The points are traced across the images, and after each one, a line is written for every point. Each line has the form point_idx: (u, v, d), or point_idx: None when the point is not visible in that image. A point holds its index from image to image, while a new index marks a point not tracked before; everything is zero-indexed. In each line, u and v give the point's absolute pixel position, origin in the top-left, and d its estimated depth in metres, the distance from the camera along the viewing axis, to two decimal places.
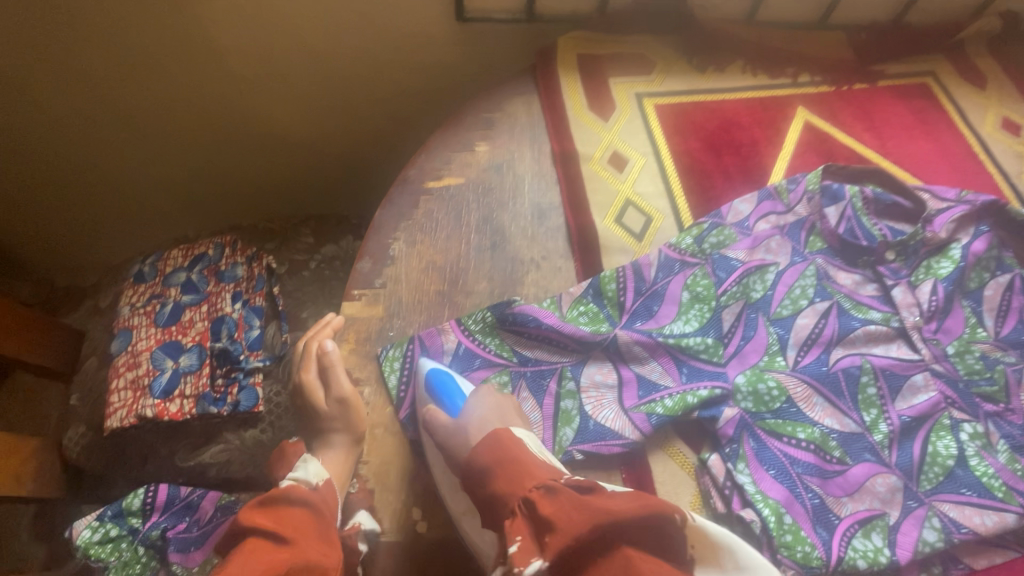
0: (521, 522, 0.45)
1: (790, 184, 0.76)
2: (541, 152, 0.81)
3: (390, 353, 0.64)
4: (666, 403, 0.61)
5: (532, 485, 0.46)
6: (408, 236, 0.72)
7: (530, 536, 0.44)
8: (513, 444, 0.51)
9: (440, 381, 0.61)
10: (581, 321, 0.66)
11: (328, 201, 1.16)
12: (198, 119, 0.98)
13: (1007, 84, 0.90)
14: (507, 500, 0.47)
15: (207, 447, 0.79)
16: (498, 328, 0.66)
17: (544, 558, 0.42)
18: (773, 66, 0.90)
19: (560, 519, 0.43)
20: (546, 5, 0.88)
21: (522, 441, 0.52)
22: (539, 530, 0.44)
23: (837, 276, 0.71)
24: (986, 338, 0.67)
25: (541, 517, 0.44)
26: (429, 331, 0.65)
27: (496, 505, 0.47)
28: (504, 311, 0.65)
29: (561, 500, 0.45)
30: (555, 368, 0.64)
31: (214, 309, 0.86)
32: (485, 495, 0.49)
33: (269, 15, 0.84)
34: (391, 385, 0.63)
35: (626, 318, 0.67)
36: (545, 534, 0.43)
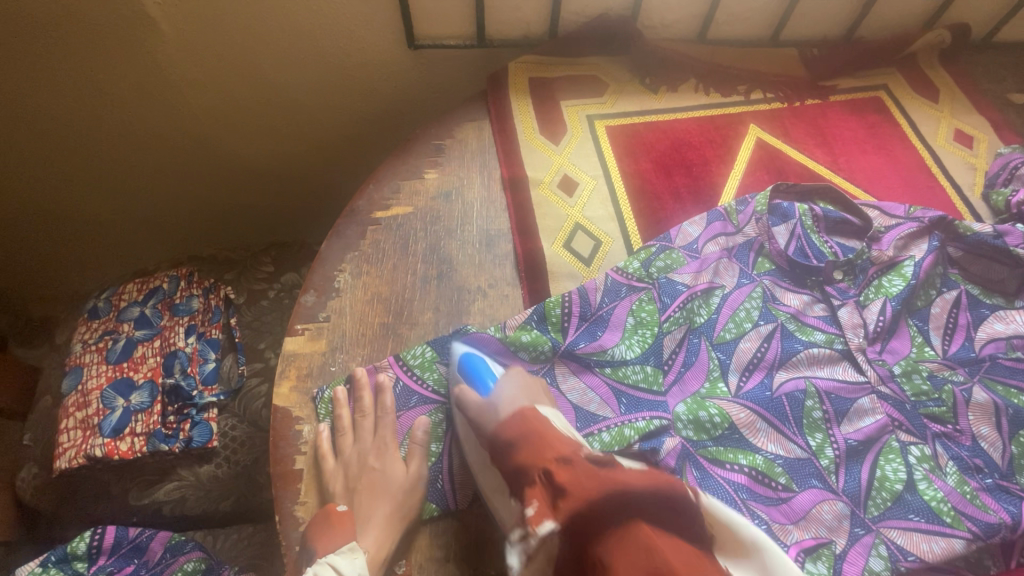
0: (540, 488, 0.47)
1: (739, 205, 0.76)
2: (490, 178, 0.80)
3: (325, 394, 0.63)
4: (604, 437, 0.60)
5: (552, 456, 0.49)
6: (354, 267, 0.72)
7: (545, 501, 0.46)
8: (536, 419, 0.55)
9: (472, 364, 0.62)
10: (523, 341, 0.65)
11: (292, 227, 1.16)
12: (157, 150, 0.98)
13: (958, 96, 0.90)
14: (529, 469, 0.49)
15: (161, 485, 0.78)
16: (437, 363, 0.65)
17: (555, 520, 0.45)
18: (725, 83, 0.90)
19: (571, 486, 0.46)
20: (496, 29, 0.88)
21: (547, 417, 0.55)
22: (554, 496, 0.46)
23: (785, 298, 0.71)
24: (934, 357, 0.67)
25: (556, 483, 0.47)
26: (367, 369, 0.64)
27: (521, 476, 0.50)
28: (443, 343, 0.66)
29: (576, 469, 0.47)
30: None
31: (167, 344, 0.85)
32: (512, 465, 0.51)
33: (223, 47, 0.84)
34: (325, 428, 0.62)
35: (570, 340, 0.67)
36: (558, 500, 0.46)
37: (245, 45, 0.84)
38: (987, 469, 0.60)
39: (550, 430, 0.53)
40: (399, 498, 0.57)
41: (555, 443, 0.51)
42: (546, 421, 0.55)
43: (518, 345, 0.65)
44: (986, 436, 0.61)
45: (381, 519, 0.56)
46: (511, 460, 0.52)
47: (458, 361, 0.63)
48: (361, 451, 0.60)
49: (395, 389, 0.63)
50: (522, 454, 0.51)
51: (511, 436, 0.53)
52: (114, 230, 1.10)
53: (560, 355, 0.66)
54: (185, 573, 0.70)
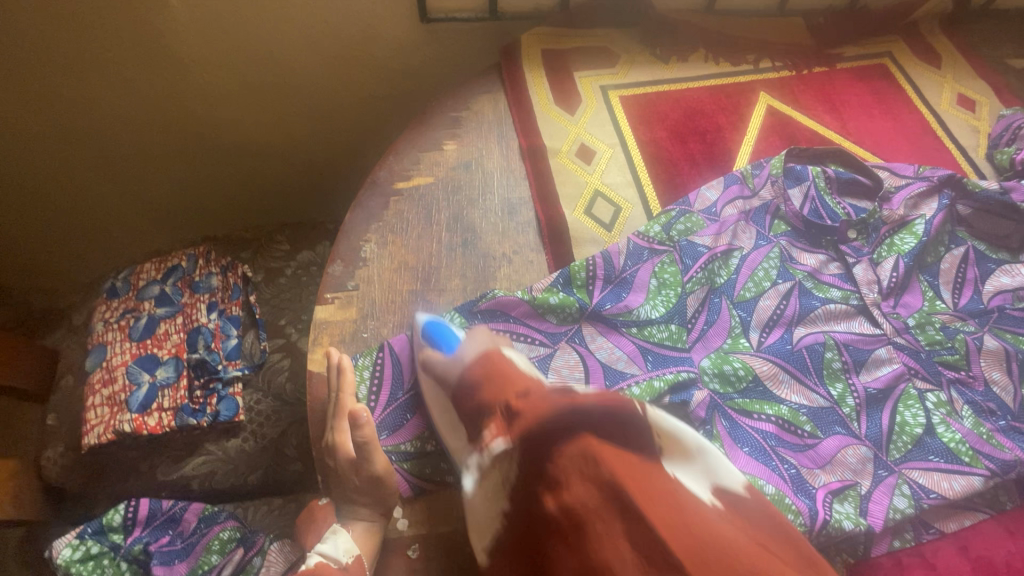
0: (500, 418, 0.47)
1: (754, 169, 0.78)
2: (509, 148, 0.81)
3: (360, 362, 0.63)
4: (634, 390, 0.62)
5: (514, 392, 0.49)
6: (379, 237, 0.73)
7: (502, 425, 0.47)
8: (501, 362, 0.53)
9: (437, 329, 0.61)
10: (552, 303, 0.67)
11: (300, 208, 1.16)
12: (168, 132, 0.97)
13: (960, 62, 0.92)
14: (490, 405, 0.49)
15: (189, 459, 0.79)
16: (466, 328, 0.65)
17: (508, 439, 0.46)
18: (734, 52, 0.92)
19: (527, 408, 0.46)
20: (509, 2, 0.89)
21: (511, 360, 0.54)
22: (509, 419, 0.46)
23: (801, 257, 0.73)
24: (946, 309, 0.70)
25: (512, 410, 0.47)
26: (399, 338, 0.65)
27: (482, 412, 0.50)
28: (471, 308, 0.67)
29: (534, 399, 0.46)
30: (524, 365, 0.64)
31: (190, 321, 0.85)
32: (472, 405, 0.51)
33: (234, 24, 0.84)
34: (362, 395, 0.62)
35: (596, 301, 0.68)
36: (512, 424, 0.46)
37: (258, 21, 0.84)
38: (1000, 411, 0.63)
39: (510, 370, 0.52)
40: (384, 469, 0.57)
41: (517, 380, 0.50)
42: (510, 361, 0.53)
43: (546, 308, 0.67)
44: (997, 381, 0.64)
45: None
46: (472, 396, 0.52)
47: (423, 326, 0.62)
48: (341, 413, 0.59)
49: None
50: (484, 390, 0.51)
51: (471, 379, 0.53)
52: (125, 214, 1.09)
53: (587, 317, 0.67)
54: (222, 541, 0.70)
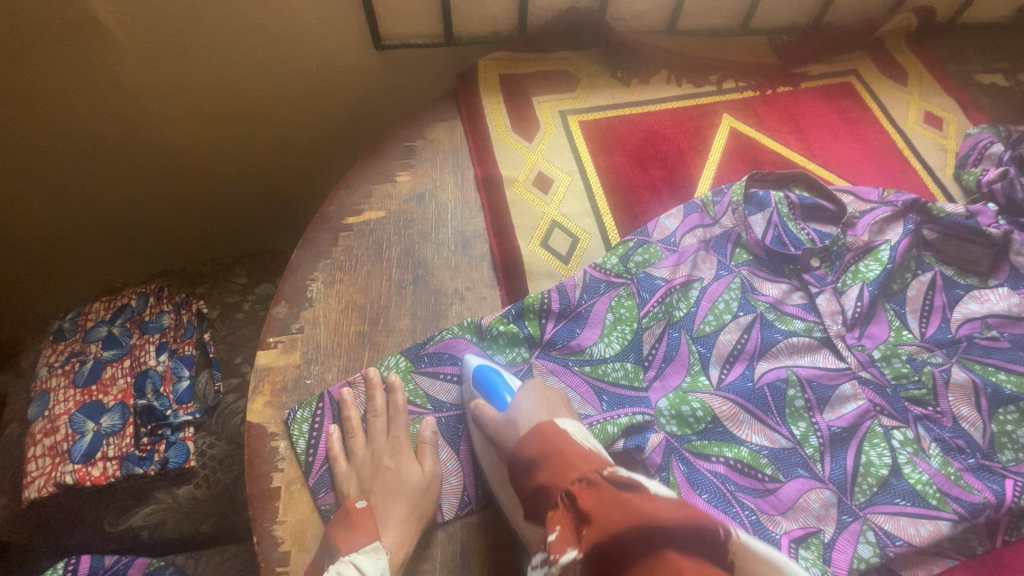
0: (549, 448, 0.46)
1: (715, 196, 0.76)
2: (464, 179, 0.79)
3: (298, 415, 0.61)
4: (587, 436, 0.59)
5: (576, 476, 0.45)
6: (327, 275, 0.70)
7: (569, 526, 0.43)
8: (554, 435, 0.50)
9: (486, 377, 0.61)
10: (500, 343, 0.66)
11: (263, 237, 1.13)
12: (124, 164, 0.95)
13: (927, 79, 0.91)
14: (552, 490, 0.46)
15: (137, 509, 0.75)
16: (412, 372, 0.64)
17: (578, 549, 0.41)
18: (696, 73, 0.90)
19: (598, 513, 0.42)
20: (464, 27, 0.87)
21: (566, 432, 0.51)
22: (578, 522, 0.43)
23: (763, 287, 0.70)
24: (912, 340, 0.67)
25: (579, 508, 0.43)
26: (341, 386, 0.63)
27: (543, 496, 0.47)
28: (418, 352, 0.65)
29: (603, 493, 0.43)
30: None
31: (138, 364, 0.83)
32: (531, 488, 0.48)
33: (182, 54, 0.82)
34: (300, 449, 0.60)
35: (546, 341, 0.66)
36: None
37: (207, 52, 0.82)
38: (969, 449, 0.60)
39: (560, 434, 0.50)
40: (415, 499, 0.56)
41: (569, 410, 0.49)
42: (569, 438, 0.50)
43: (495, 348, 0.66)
44: (966, 416, 0.62)
45: (393, 526, 0.54)
46: (532, 478, 0.49)
47: (474, 376, 0.62)
48: (374, 452, 0.59)
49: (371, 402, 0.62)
50: (533, 439, 0.50)
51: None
52: (80, 247, 1.06)
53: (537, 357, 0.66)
54: None
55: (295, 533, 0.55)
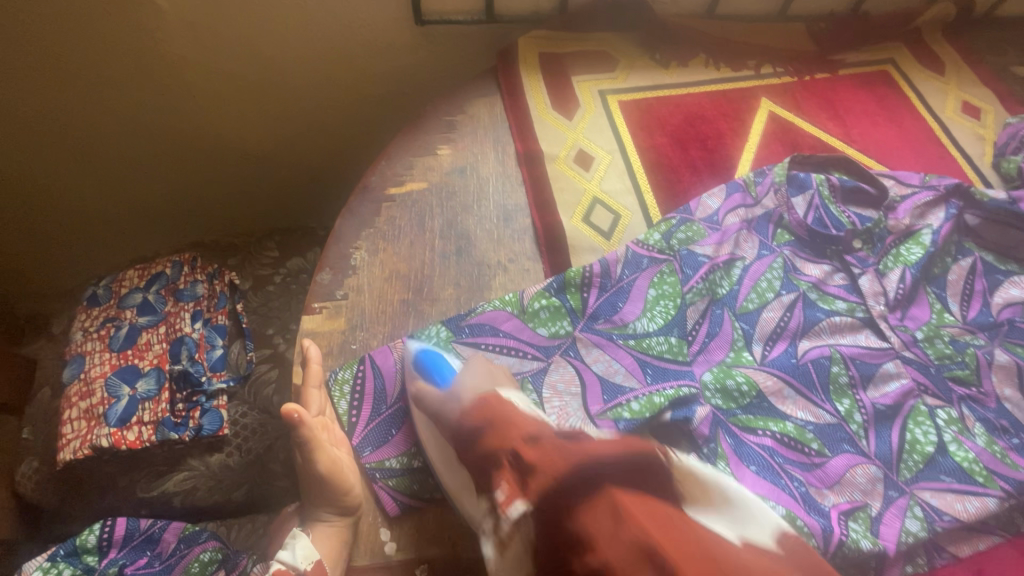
0: (508, 474, 0.45)
1: (757, 177, 0.76)
2: (505, 154, 0.79)
3: (338, 377, 0.61)
4: (632, 406, 0.59)
5: (520, 435, 0.47)
6: (370, 244, 0.70)
7: (514, 482, 0.45)
8: (499, 403, 0.51)
9: (431, 359, 0.59)
10: (542, 316, 0.66)
11: (289, 215, 1.13)
12: (157, 137, 0.95)
13: (964, 70, 0.91)
14: (496, 454, 0.47)
15: (170, 475, 0.76)
16: (451, 343, 0.63)
17: (526, 501, 0.43)
18: (735, 58, 0.90)
19: (543, 462, 0.44)
20: (505, 4, 0.87)
21: (510, 401, 0.52)
22: (521, 474, 0.45)
23: (805, 268, 0.71)
24: (954, 322, 0.67)
25: (523, 462, 0.45)
26: (382, 351, 0.62)
27: (487, 463, 0.47)
28: (458, 323, 0.64)
29: (545, 445, 0.46)
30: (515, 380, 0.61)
31: (173, 330, 0.82)
32: (475, 456, 0.49)
33: (221, 23, 0.81)
34: (341, 411, 0.59)
35: (589, 316, 0.66)
36: (527, 479, 0.44)
37: (249, 23, 0.82)
38: (1014, 429, 0.60)
39: (511, 412, 0.50)
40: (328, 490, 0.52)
41: (520, 422, 0.48)
42: (507, 402, 0.51)
43: (536, 321, 0.65)
44: (1009, 397, 0.62)
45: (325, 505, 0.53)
46: (475, 445, 0.49)
47: (415, 356, 0.60)
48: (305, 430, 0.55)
49: None
50: (484, 439, 0.48)
51: (471, 422, 0.51)
52: (108, 219, 1.06)
53: (580, 330, 0.65)
54: (202, 563, 0.67)
55: None
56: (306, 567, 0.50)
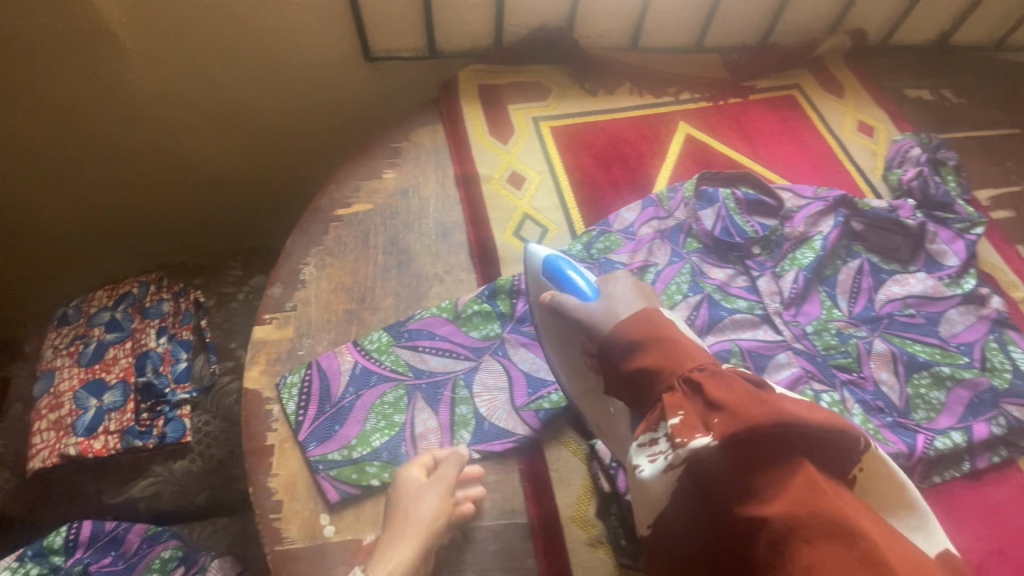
0: (681, 397, 0.43)
1: (670, 193, 0.85)
2: (445, 176, 0.87)
3: (287, 380, 0.67)
4: (552, 398, 0.68)
5: (691, 365, 0.45)
6: (318, 260, 0.77)
7: (696, 414, 0.42)
8: (658, 318, 0.51)
9: (556, 267, 0.66)
10: (474, 320, 0.73)
11: (252, 238, 1.20)
12: (127, 166, 1.01)
13: (861, 93, 1.02)
14: (661, 374, 0.46)
15: (136, 481, 0.80)
16: (393, 346, 0.71)
17: (713, 436, 0.40)
18: (656, 86, 1.00)
19: (733, 403, 0.40)
20: (446, 41, 0.96)
21: (669, 319, 0.52)
22: (705, 408, 0.41)
23: (711, 272, 0.79)
24: (841, 317, 0.76)
25: (710, 397, 0.41)
26: (328, 356, 0.69)
27: (642, 378, 0.48)
28: (399, 329, 0.72)
29: (732, 384, 0.42)
30: (449, 378, 0.69)
31: (138, 345, 0.88)
32: (631, 368, 0.49)
33: (185, 60, 0.89)
34: (290, 411, 0.65)
35: (516, 319, 0.74)
36: (714, 414, 0.41)
37: (211, 60, 0.90)
38: (888, 409, 0.68)
39: (678, 334, 0.49)
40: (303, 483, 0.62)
41: (691, 351, 0.47)
42: (671, 324, 0.51)
43: (468, 325, 0.73)
44: (885, 380, 0.70)
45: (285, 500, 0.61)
46: (633, 359, 0.49)
47: (546, 264, 0.67)
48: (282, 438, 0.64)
49: (355, 371, 0.68)
50: (648, 356, 0.48)
51: (632, 334, 0.50)
52: (78, 244, 1.11)
53: (508, 332, 0.73)
54: (162, 560, 0.72)
55: (287, 485, 0.61)
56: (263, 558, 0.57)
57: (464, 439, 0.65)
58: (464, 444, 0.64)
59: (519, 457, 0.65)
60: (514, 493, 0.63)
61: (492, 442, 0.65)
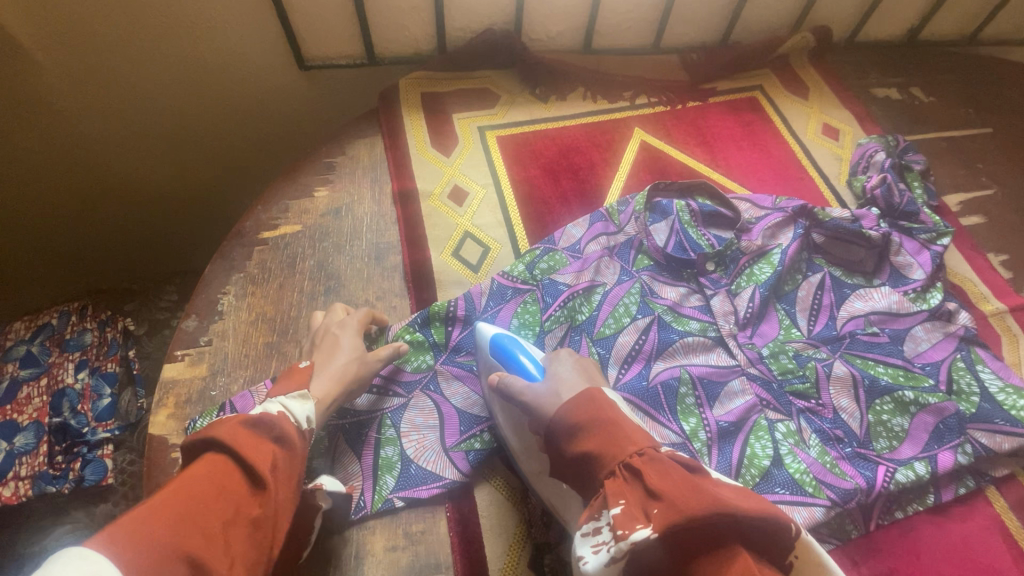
0: (623, 482, 0.42)
1: (620, 206, 0.80)
2: (381, 192, 0.81)
3: (197, 423, 0.61)
4: (484, 437, 0.63)
5: (633, 450, 0.43)
6: (239, 288, 0.71)
7: (638, 504, 0.39)
8: (604, 402, 0.48)
9: (504, 346, 0.60)
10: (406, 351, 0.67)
11: (192, 251, 1.15)
12: (57, 186, 0.95)
13: (826, 93, 0.97)
14: (605, 461, 0.44)
15: (51, 529, 0.75)
16: None
17: (653, 529, 0.37)
18: (611, 89, 0.94)
19: (671, 491, 0.38)
20: (386, 47, 0.90)
21: (612, 401, 0.49)
22: (648, 499, 0.39)
23: (662, 291, 0.73)
24: (800, 337, 0.71)
25: (650, 487, 0.39)
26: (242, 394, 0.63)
27: (590, 466, 0.45)
28: None
29: (669, 471, 0.40)
30: (374, 416, 0.63)
31: (54, 382, 0.82)
32: (576, 454, 0.46)
33: (105, 74, 0.83)
34: None
35: (451, 349, 0.68)
36: (654, 505, 0.38)
37: (134, 73, 0.84)
38: (847, 438, 0.64)
39: (623, 418, 0.47)
40: None
41: (633, 434, 0.44)
42: (615, 405, 0.49)
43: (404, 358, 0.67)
44: (845, 407, 0.65)
45: None
46: (576, 442, 0.47)
47: (490, 346, 0.61)
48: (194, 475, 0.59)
49: None
50: (592, 439, 0.45)
51: (575, 415, 0.47)
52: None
53: (442, 363, 0.67)
54: None
55: None
56: None
57: (387, 485, 0.59)
58: (387, 491, 0.59)
59: (448, 503, 0.60)
60: (441, 544, 0.58)
61: (417, 488, 0.59)
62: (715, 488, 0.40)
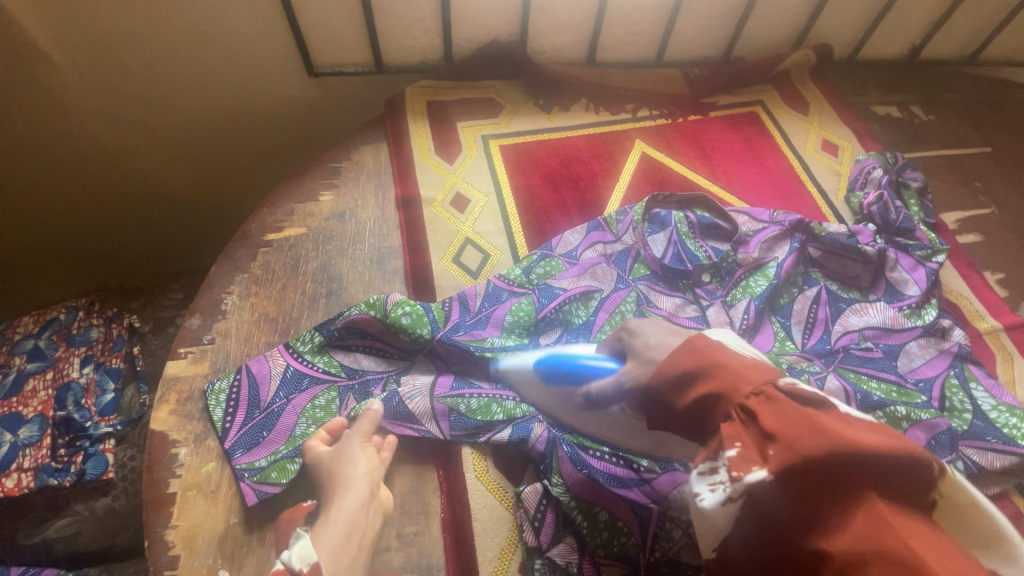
0: (740, 425, 0.40)
1: (619, 215, 0.81)
2: (385, 198, 0.82)
3: (217, 387, 0.65)
4: (471, 402, 0.64)
5: (748, 391, 0.41)
6: (243, 289, 0.73)
7: (752, 446, 0.39)
8: (713, 348, 0.45)
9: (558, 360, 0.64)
10: (403, 323, 0.67)
11: (196, 248, 1.17)
12: (65, 182, 0.97)
13: (827, 109, 0.98)
14: (722, 407, 0.42)
15: (52, 521, 0.76)
16: (325, 347, 0.68)
17: (767, 469, 0.37)
18: (614, 102, 0.96)
19: (794, 435, 0.37)
20: (394, 56, 0.93)
21: (722, 344, 0.46)
22: (765, 441, 0.38)
23: (658, 300, 0.74)
24: (794, 350, 0.71)
25: (767, 429, 0.38)
26: (259, 362, 0.66)
27: (700, 411, 0.43)
28: (331, 328, 0.68)
29: (785, 409, 0.39)
30: (380, 376, 0.67)
31: (60, 376, 0.84)
32: (685, 402, 0.44)
33: (119, 75, 0.85)
34: (216, 417, 0.63)
35: (449, 326, 0.69)
36: (770, 446, 0.38)
37: (146, 76, 0.86)
38: None
39: (733, 361, 0.44)
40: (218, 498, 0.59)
41: (749, 373, 0.42)
42: (724, 348, 0.45)
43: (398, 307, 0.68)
44: None
45: (191, 519, 0.58)
46: (687, 391, 0.44)
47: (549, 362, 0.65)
48: (205, 434, 0.63)
49: (286, 375, 0.65)
50: (703, 386, 0.43)
51: (678, 367, 0.45)
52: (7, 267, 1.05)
53: (439, 339, 0.67)
54: None
55: (186, 537, 0.57)
56: (175, 536, 0.57)
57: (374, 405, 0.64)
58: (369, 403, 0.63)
59: (443, 507, 0.60)
60: (433, 546, 0.58)
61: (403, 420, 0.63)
62: (848, 424, 0.38)
